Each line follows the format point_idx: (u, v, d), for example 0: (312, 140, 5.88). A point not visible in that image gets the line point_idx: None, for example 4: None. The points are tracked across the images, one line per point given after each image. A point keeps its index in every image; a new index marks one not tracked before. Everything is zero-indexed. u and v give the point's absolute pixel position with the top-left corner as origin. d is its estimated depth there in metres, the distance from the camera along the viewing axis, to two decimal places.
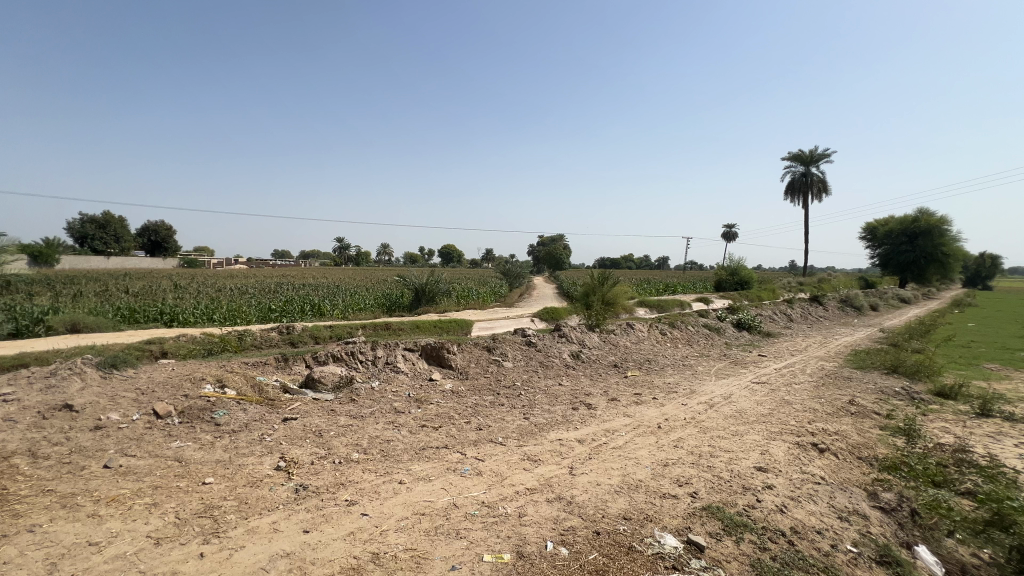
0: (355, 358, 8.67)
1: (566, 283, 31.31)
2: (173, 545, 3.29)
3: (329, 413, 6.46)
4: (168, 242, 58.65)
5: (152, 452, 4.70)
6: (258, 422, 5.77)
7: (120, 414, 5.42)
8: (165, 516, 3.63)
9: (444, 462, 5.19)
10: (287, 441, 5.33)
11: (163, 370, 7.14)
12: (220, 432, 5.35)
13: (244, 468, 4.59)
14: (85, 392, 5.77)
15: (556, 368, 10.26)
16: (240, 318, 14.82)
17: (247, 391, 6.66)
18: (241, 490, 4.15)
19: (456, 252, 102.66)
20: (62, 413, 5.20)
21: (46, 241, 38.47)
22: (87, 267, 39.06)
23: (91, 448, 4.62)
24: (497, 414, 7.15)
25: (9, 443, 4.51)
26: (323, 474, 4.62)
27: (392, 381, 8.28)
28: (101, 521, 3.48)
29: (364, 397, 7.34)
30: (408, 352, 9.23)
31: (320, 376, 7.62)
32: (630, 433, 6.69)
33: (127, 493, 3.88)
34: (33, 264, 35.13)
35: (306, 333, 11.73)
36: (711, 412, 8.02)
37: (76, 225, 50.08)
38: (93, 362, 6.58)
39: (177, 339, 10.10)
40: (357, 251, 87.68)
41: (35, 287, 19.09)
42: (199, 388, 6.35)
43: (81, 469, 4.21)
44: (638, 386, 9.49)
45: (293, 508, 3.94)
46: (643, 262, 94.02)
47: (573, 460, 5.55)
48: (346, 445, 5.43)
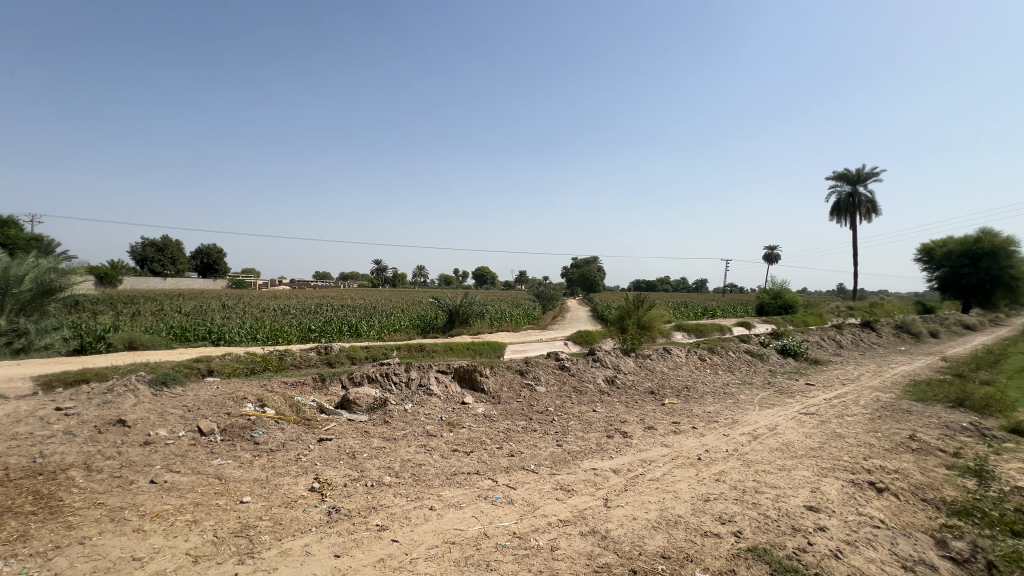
0: (389, 379, 8.79)
1: (601, 306, 30.95)
2: (209, 564, 3.35)
3: (363, 434, 6.52)
4: (219, 264, 62.05)
5: (195, 469, 4.86)
6: (294, 441, 5.88)
7: (168, 430, 5.65)
8: (204, 534, 3.71)
9: (475, 489, 5.11)
10: (321, 462, 5.41)
11: (209, 388, 7.41)
12: (259, 451, 5.50)
13: (281, 488, 4.68)
14: (138, 407, 6.08)
15: (590, 394, 10.03)
16: (282, 337, 15.39)
17: (286, 411, 6.83)
18: (276, 510, 4.21)
19: (490, 274, 103.86)
20: (116, 427, 5.47)
21: (111, 264, 41.53)
22: (146, 288, 41.95)
23: (140, 463, 4.83)
24: (530, 440, 7.03)
25: (67, 455, 4.78)
26: (355, 497, 4.63)
27: (425, 404, 8.31)
28: (145, 537, 3.58)
29: (398, 419, 7.39)
30: (442, 374, 9.28)
31: (355, 398, 7.73)
32: (668, 464, 6.42)
33: (170, 509, 4.01)
34: (99, 284, 38.38)
35: (343, 353, 11.99)
36: (755, 444, 7.61)
37: (138, 249, 53.99)
38: (146, 380, 6.93)
39: (224, 358, 10.55)
40: (394, 273, 89.86)
41: (99, 307, 20.53)
42: (241, 406, 6.58)
43: (130, 484, 4.39)
44: (676, 414, 9.12)
45: (325, 531, 3.96)
46: (681, 284, 91.71)
47: (608, 492, 5.35)
48: (378, 467, 5.45)
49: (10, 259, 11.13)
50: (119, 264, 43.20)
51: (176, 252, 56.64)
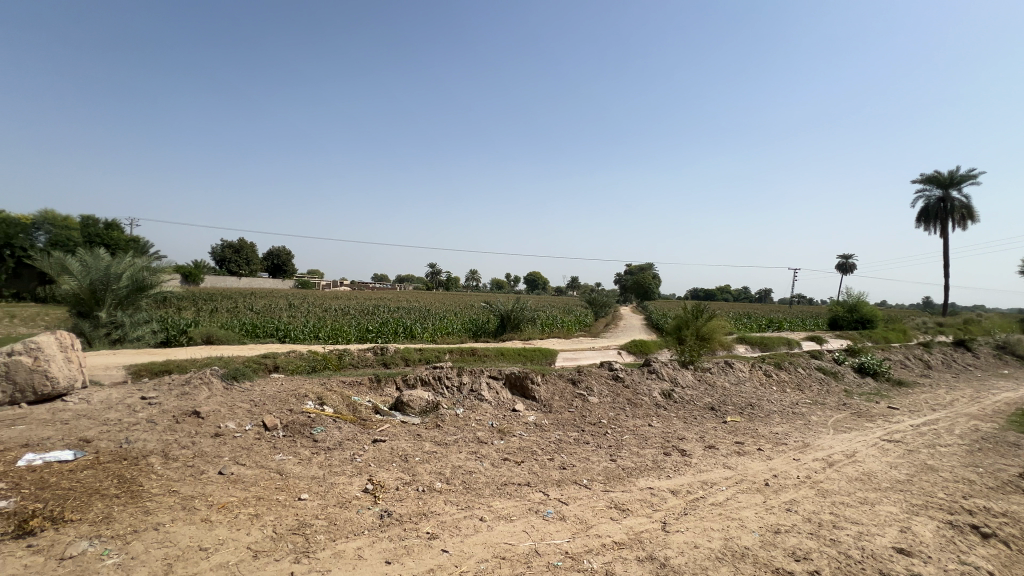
0: (442, 383, 8.84)
1: (656, 316, 29.97)
2: (268, 561, 3.43)
3: (415, 437, 6.57)
4: (286, 265, 66.01)
5: (258, 463, 5.07)
6: (350, 441, 6.02)
7: (236, 423, 5.95)
8: (264, 528, 3.83)
9: (526, 502, 4.97)
10: (375, 463, 5.48)
11: (274, 383, 7.78)
12: (318, 449, 5.67)
13: (336, 487, 4.77)
14: (211, 400, 6.47)
15: (645, 407, 9.62)
16: (341, 337, 16.08)
17: (343, 410, 7.03)
18: (331, 510, 4.28)
19: (542, 280, 103.70)
20: (192, 418, 5.83)
21: (195, 264, 45.44)
22: (223, 286, 45.48)
23: (210, 454, 5.10)
24: (583, 453, 6.80)
25: (148, 443, 5.13)
26: (407, 502, 4.64)
27: (476, 409, 8.28)
28: (211, 528, 3.73)
29: (449, 423, 7.40)
30: (493, 380, 9.24)
31: (408, 400, 7.84)
32: (731, 488, 5.97)
33: (235, 502, 4.18)
34: (185, 282, 42.04)
35: (398, 354, 12.28)
36: (831, 471, 6.94)
37: (218, 250, 58.70)
38: (220, 374, 7.38)
39: (288, 355, 11.10)
40: (448, 278, 91.78)
41: (183, 303, 22.39)
42: (302, 403, 6.84)
43: (201, 473, 4.64)
44: (740, 434, 8.52)
45: (377, 535, 3.97)
46: (742, 293, 86.96)
47: (666, 515, 5.03)
48: (430, 472, 5.45)
49: (111, 257, 12.30)
50: (202, 265, 47.13)
51: (250, 253, 60.86)
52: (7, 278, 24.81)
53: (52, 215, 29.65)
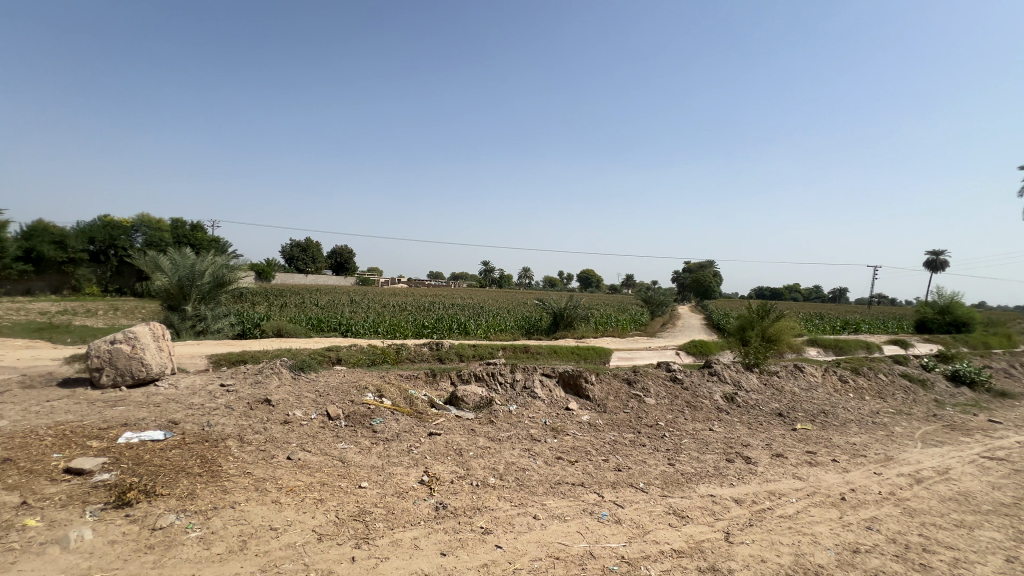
0: (496, 379, 8.91)
1: (717, 316, 28.62)
2: (331, 544, 3.58)
3: (469, 432, 6.66)
4: (348, 263, 69.35)
5: (323, 450, 5.33)
6: (408, 433, 6.20)
7: (303, 411, 6.29)
8: (328, 513, 4.01)
9: (580, 503, 4.89)
10: (431, 456, 5.60)
11: (337, 375, 8.16)
12: (377, 439, 5.88)
13: (394, 477, 4.92)
14: (281, 389, 6.89)
15: (705, 411, 9.19)
16: (399, 332, 16.65)
17: (401, 402, 7.25)
18: (389, 499, 4.42)
19: (595, 277, 102.20)
20: (264, 405, 6.24)
21: (268, 262, 48.82)
22: (293, 283, 48.61)
23: (280, 439, 5.42)
24: (638, 455, 6.60)
25: (226, 426, 5.54)
26: (461, 496, 4.70)
27: (529, 407, 8.26)
28: (280, 509, 3.96)
29: (502, 420, 7.44)
30: (547, 378, 9.20)
31: (462, 395, 7.97)
32: (802, 501, 5.57)
33: (302, 486, 4.42)
34: (259, 279, 45.28)
35: (453, 350, 12.54)
36: (919, 489, 6.30)
37: (287, 250, 62.76)
38: (289, 365, 7.87)
39: (350, 348, 11.63)
40: (501, 275, 92.61)
41: (257, 298, 24.08)
42: (363, 395, 7.12)
43: (272, 458, 4.94)
44: (812, 443, 7.93)
45: (433, 526, 4.04)
46: (813, 292, 81.20)
47: (729, 525, 4.76)
48: (483, 467, 5.50)
49: (195, 255, 13.44)
50: (274, 263, 50.55)
51: (316, 252, 64.51)
52: (111, 275, 27.83)
53: (149, 219, 33.01)
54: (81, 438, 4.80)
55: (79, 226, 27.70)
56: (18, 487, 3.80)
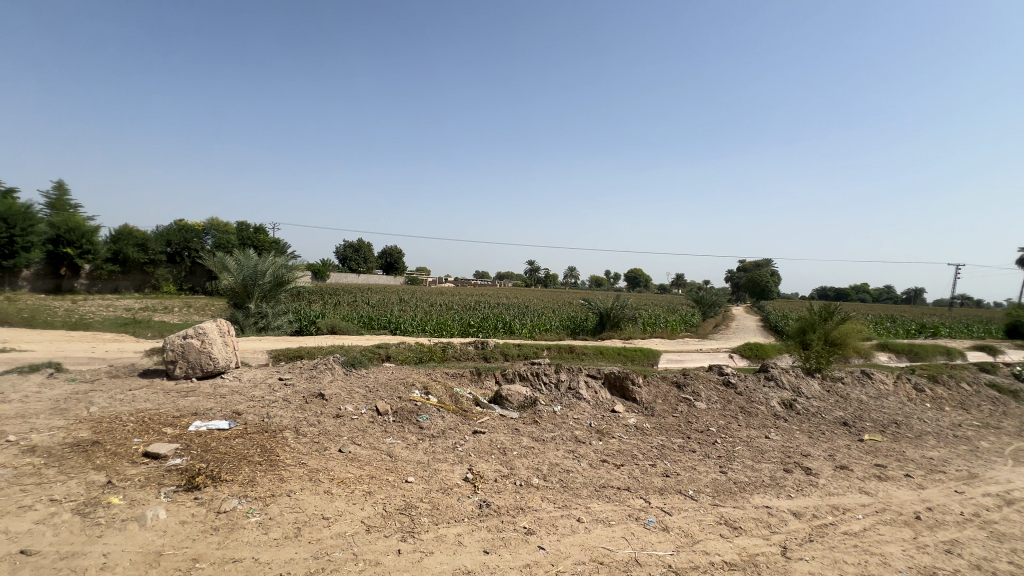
0: (540, 379, 8.88)
1: (774, 318, 27.18)
2: (379, 536, 3.70)
3: (513, 431, 6.67)
4: (398, 263, 71.53)
5: (372, 444, 5.52)
6: (453, 430, 6.30)
7: (354, 406, 6.53)
8: (376, 506, 4.14)
9: (626, 508, 4.77)
10: (475, 454, 5.66)
11: (386, 372, 8.43)
12: (423, 435, 6.01)
13: (439, 473, 5.01)
14: (333, 384, 7.20)
15: (761, 417, 8.74)
16: (446, 330, 16.97)
17: (446, 400, 7.39)
18: (434, 495, 4.50)
19: (643, 277, 99.78)
20: (318, 399, 6.54)
21: (323, 262, 51.24)
22: (346, 282, 50.77)
23: (333, 432, 5.66)
24: (688, 461, 6.36)
25: (283, 418, 5.85)
26: (505, 495, 4.71)
27: (573, 408, 8.18)
28: (331, 499, 4.13)
29: (547, 420, 7.41)
30: (592, 379, 9.06)
31: (507, 394, 8.00)
32: (870, 517, 5.16)
33: (352, 478, 4.59)
34: (315, 278, 47.60)
35: (498, 349, 12.63)
36: (1009, 511, 5.68)
37: (341, 250, 65.62)
38: (341, 361, 8.21)
39: (399, 345, 11.99)
40: (547, 275, 92.40)
41: (313, 297, 25.30)
42: (410, 392, 7.31)
43: (325, 450, 5.17)
44: (882, 456, 7.34)
45: (476, 524, 4.08)
46: (884, 293, 75.34)
47: (787, 539, 4.49)
48: (527, 467, 5.49)
49: (258, 256, 14.31)
50: (329, 263, 52.99)
51: (368, 253, 67.03)
52: (185, 275, 30.17)
53: (219, 224, 35.64)
54: (158, 425, 5.23)
55: (159, 230, 30.20)
56: (104, 467, 4.18)
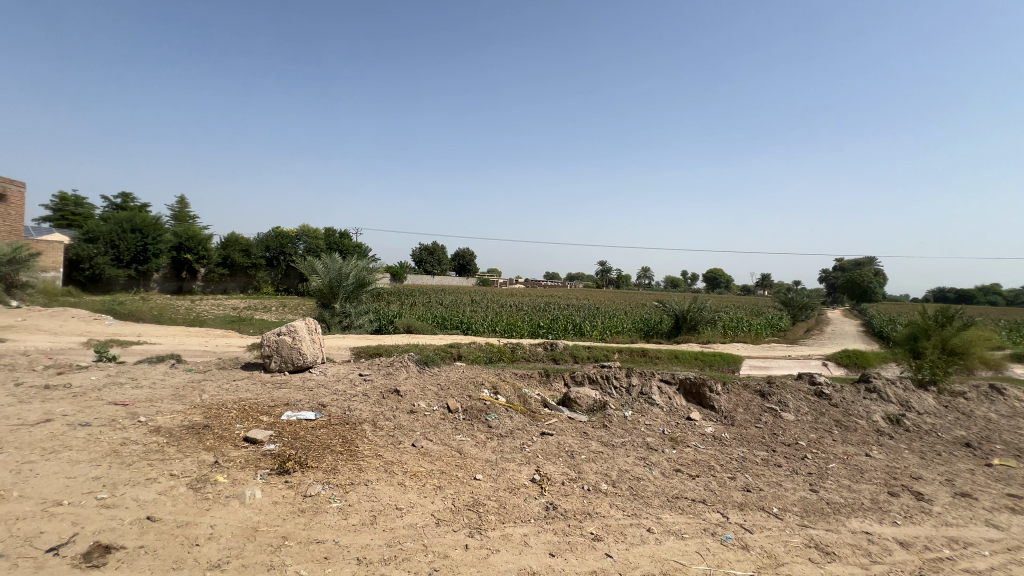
0: (610, 383, 8.68)
1: (879, 322, 24.40)
2: (447, 530, 3.81)
3: (581, 435, 6.58)
4: (470, 265, 73.52)
5: (443, 441, 5.71)
6: (521, 431, 6.34)
7: (427, 403, 6.80)
8: (445, 500, 4.28)
9: (700, 521, 4.52)
10: (543, 456, 5.65)
11: (457, 371, 8.68)
12: (492, 434, 6.12)
13: (507, 473, 5.06)
14: (408, 381, 7.55)
15: (861, 433, 7.87)
16: (515, 331, 17.16)
17: (515, 400, 7.47)
18: (501, 494, 4.56)
19: (724, 277, 94.04)
20: (394, 395, 6.89)
21: (401, 265, 53.93)
22: (422, 284, 53.04)
23: (407, 427, 5.93)
24: (772, 476, 5.89)
25: (363, 412, 6.23)
26: (572, 498, 4.66)
27: (645, 413, 7.89)
28: (404, 491, 4.33)
29: (617, 425, 7.21)
30: (665, 384, 8.69)
31: (575, 397, 7.91)
32: (999, 555, 4.45)
33: (424, 472, 4.78)
34: (393, 279, 50.25)
35: (567, 351, 12.53)
36: None
37: (417, 253, 68.76)
38: (415, 360, 8.58)
39: (470, 345, 12.31)
40: (619, 275, 90.12)
41: (392, 297, 26.71)
42: (480, 391, 7.47)
43: (399, 443, 5.43)
44: (1015, 485, 6.30)
45: (542, 525, 4.07)
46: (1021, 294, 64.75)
47: (890, 571, 4.00)
48: (596, 472, 5.38)
49: (342, 260, 15.37)
50: (406, 266, 55.67)
51: (441, 255, 69.63)
52: (281, 277, 33.19)
53: (309, 230, 38.78)
54: (256, 413, 5.80)
55: (260, 236, 33.43)
56: (212, 448, 4.72)
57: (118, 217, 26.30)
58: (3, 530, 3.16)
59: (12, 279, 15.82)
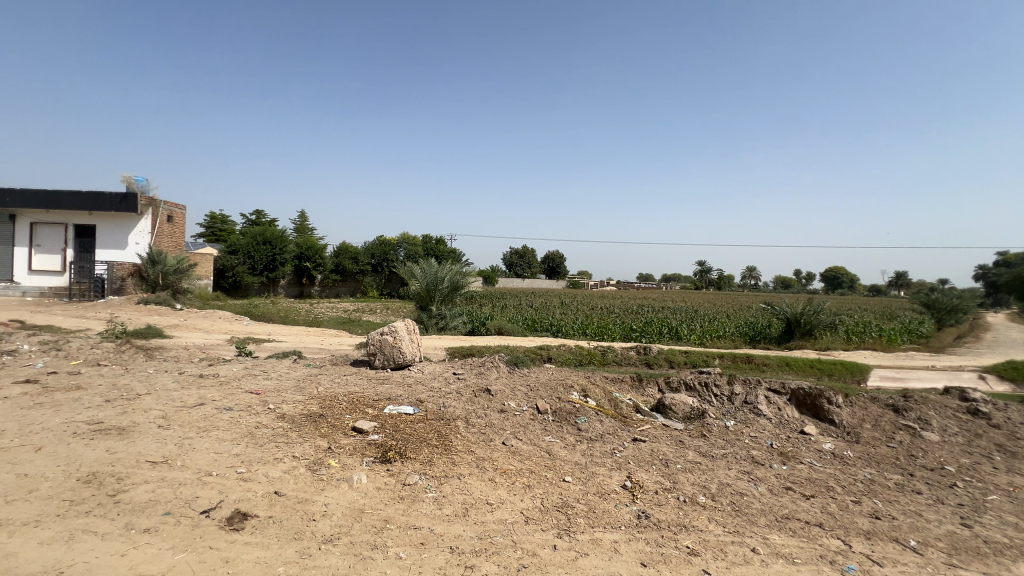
0: (709, 390, 8.13)
1: None
2: (536, 528, 3.85)
3: (676, 443, 6.26)
4: (560, 268, 73.44)
5: (533, 441, 5.77)
6: (611, 435, 6.20)
7: (517, 403, 6.92)
8: (534, 499, 4.32)
9: (817, 547, 4.06)
10: (635, 462, 5.46)
11: (547, 372, 8.72)
12: (581, 437, 6.06)
13: (597, 477, 4.97)
14: (499, 380, 7.74)
15: None
16: (607, 334, 16.79)
17: (605, 404, 7.32)
18: (591, 497, 4.49)
19: (846, 276, 83.51)
20: (486, 394, 7.11)
21: (493, 269, 55.48)
22: (513, 287, 54.05)
23: (498, 426, 6.10)
24: (910, 504, 5.09)
25: (457, 409, 6.52)
26: (666, 509, 4.45)
27: (750, 424, 7.28)
28: (495, 487, 4.45)
29: (717, 435, 6.74)
30: (773, 394, 7.95)
31: (670, 403, 7.52)
32: None
33: (514, 470, 4.87)
34: (485, 283, 51.86)
35: (661, 355, 11.99)
36: None
37: (509, 256, 70.31)
38: (506, 361, 8.78)
39: (560, 347, 12.28)
40: (720, 276, 84.16)
41: (485, 301, 27.63)
42: (569, 393, 7.43)
43: (490, 441, 5.60)
44: None
45: (633, 534, 3.94)
46: None
47: None
48: (692, 483, 5.08)
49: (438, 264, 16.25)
50: (498, 269, 57.15)
51: (532, 258, 70.48)
52: (385, 282, 35.96)
53: (410, 237, 41.54)
54: (364, 405, 6.35)
55: (366, 244, 36.50)
56: (327, 435, 5.25)
57: (254, 232, 30.39)
58: (170, 492, 3.81)
59: (176, 285, 19.05)
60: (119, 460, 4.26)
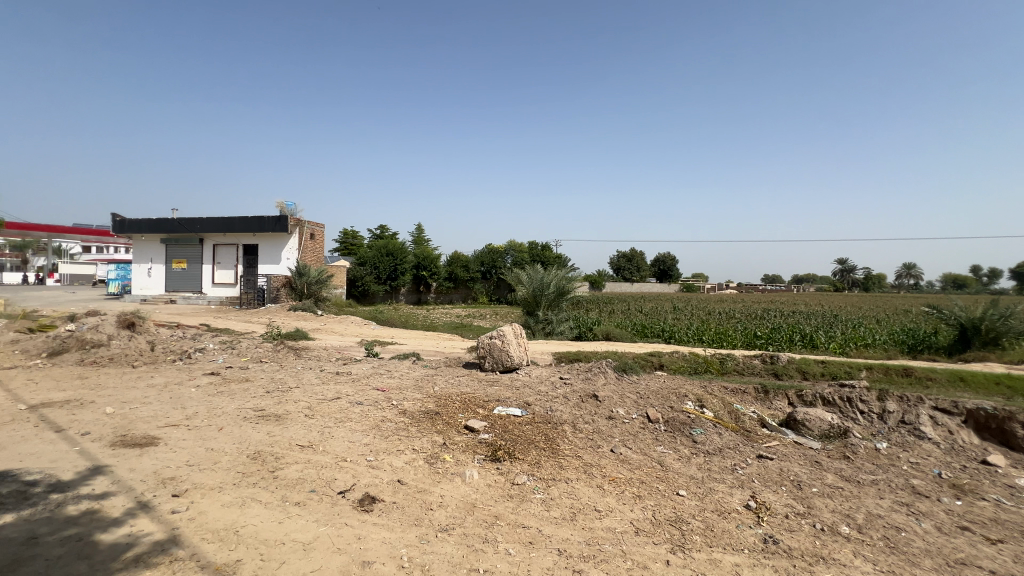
0: (853, 407, 7.07)
1: None
2: (647, 541, 3.69)
3: (812, 463, 5.55)
4: (671, 271, 69.77)
5: (643, 450, 5.55)
6: (732, 450, 5.71)
7: (625, 410, 6.71)
8: (645, 511, 4.15)
9: None
10: (760, 481, 4.97)
11: (657, 380, 8.32)
12: (697, 450, 5.67)
13: (715, 494, 4.61)
14: (606, 387, 7.58)
15: None
16: (726, 341, 15.48)
17: (724, 416, 6.78)
18: (708, 515, 4.18)
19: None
20: (593, 400, 7.01)
21: (599, 273, 54.66)
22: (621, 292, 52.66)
23: (605, 432, 5.97)
24: None
25: (564, 413, 6.52)
26: (799, 536, 3.97)
27: (909, 448, 6.18)
28: (603, 495, 4.37)
29: (864, 457, 5.85)
30: (942, 414, 6.65)
31: (803, 418, 6.70)
32: None
33: (623, 479, 4.73)
34: (592, 288, 51.20)
35: (792, 365, 10.74)
36: None
37: (616, 260, 68.65)
38: (614, 367, 8.57)
39: (672, 354, 11.64)
40: (866, 275, 72.88)
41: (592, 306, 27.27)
42: (683, 403, 7.01)
43: (598, 447, 5.50)
44: None
45: (759, 559, 3.59)
46: None
47: None
48: (833, 510, 4.46)
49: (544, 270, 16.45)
50: (604, 274, 56.14)
51: (641, 261, 67.92)
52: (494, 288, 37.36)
53: (517, 244, 42.71)
54: (475, 406, 6.65)
55: (476, 253, 38.32)
56: (443, 432, 5.60)
57: (380, 245, 33.66)
58: (314, 473, 4.38)
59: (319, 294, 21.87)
60: (277, 442, 5.02)
